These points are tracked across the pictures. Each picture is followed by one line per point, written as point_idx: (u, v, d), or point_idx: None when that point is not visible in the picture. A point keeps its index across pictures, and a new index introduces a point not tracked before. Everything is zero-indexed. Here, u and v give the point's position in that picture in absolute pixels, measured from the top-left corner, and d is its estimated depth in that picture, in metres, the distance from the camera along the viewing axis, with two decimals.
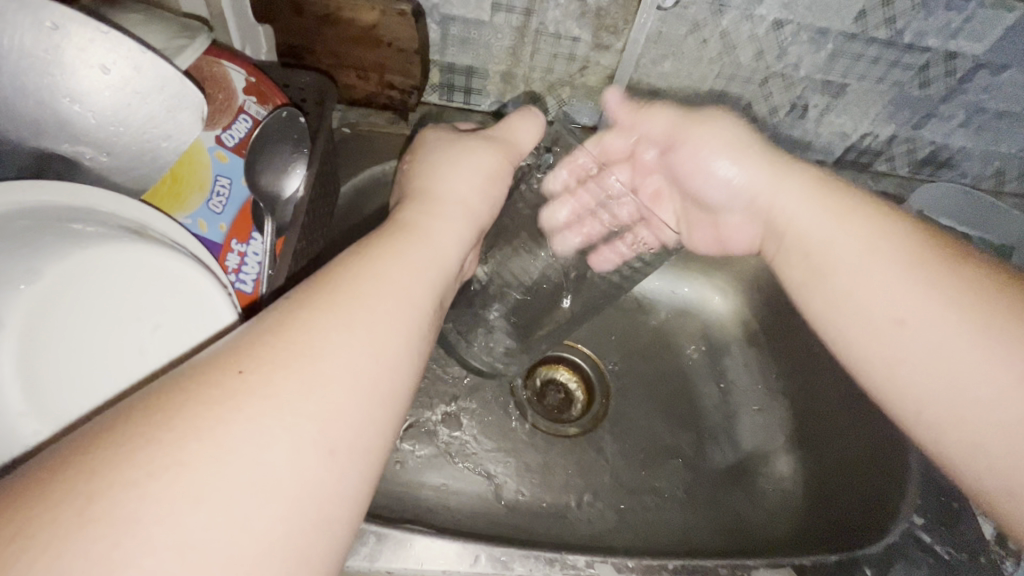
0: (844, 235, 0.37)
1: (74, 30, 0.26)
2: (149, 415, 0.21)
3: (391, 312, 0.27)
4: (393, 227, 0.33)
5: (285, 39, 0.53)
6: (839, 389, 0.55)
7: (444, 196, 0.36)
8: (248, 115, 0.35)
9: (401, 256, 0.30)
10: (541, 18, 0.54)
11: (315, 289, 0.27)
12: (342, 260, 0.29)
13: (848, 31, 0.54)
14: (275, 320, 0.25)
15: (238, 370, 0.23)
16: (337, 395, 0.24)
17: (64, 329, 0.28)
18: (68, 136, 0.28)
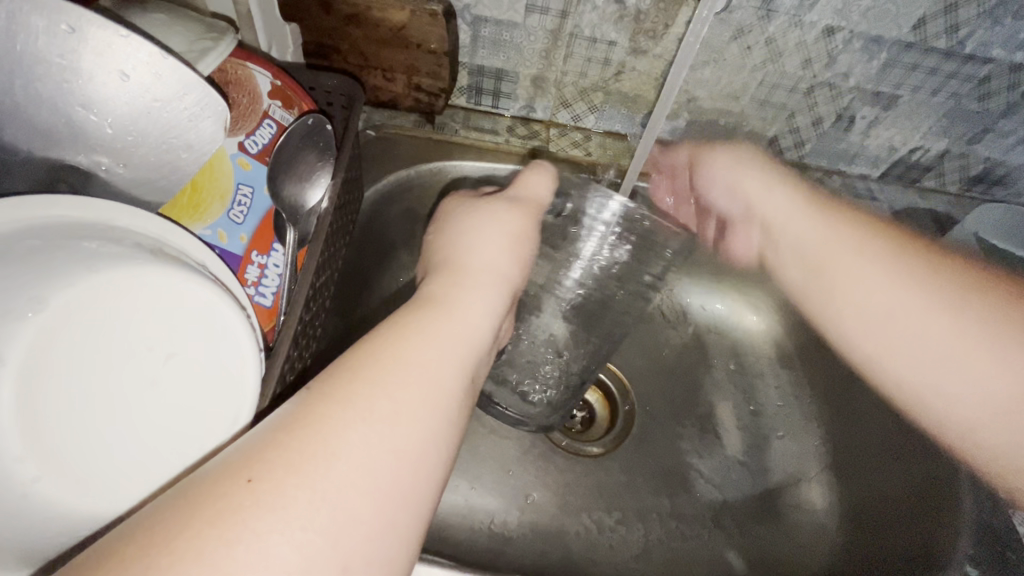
0: (872, 267, 0.48)
1: (92, 33, 0.24)
2: (165, 519, 0.21)
3: (412, 395, 0.26)
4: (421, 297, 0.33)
5: (313, 39, 0.52)
6: (885, 420, 0.52)
7: (467, 260, 0.36)
8: (272, 121, 0.33)
9: (422, 333, 0.29)
10: (576, 21, 0.52)
11: (330, 378, 0.26)
12: (358, 347, 0.28)
13: (904, 39, 0.51)
14: (290, 413, 0.25)
15: (248, 478, 0.22)
16: (353, 486, 0.23)
17: (68, 365, 0.25)
18: (84, 147, 0.27)
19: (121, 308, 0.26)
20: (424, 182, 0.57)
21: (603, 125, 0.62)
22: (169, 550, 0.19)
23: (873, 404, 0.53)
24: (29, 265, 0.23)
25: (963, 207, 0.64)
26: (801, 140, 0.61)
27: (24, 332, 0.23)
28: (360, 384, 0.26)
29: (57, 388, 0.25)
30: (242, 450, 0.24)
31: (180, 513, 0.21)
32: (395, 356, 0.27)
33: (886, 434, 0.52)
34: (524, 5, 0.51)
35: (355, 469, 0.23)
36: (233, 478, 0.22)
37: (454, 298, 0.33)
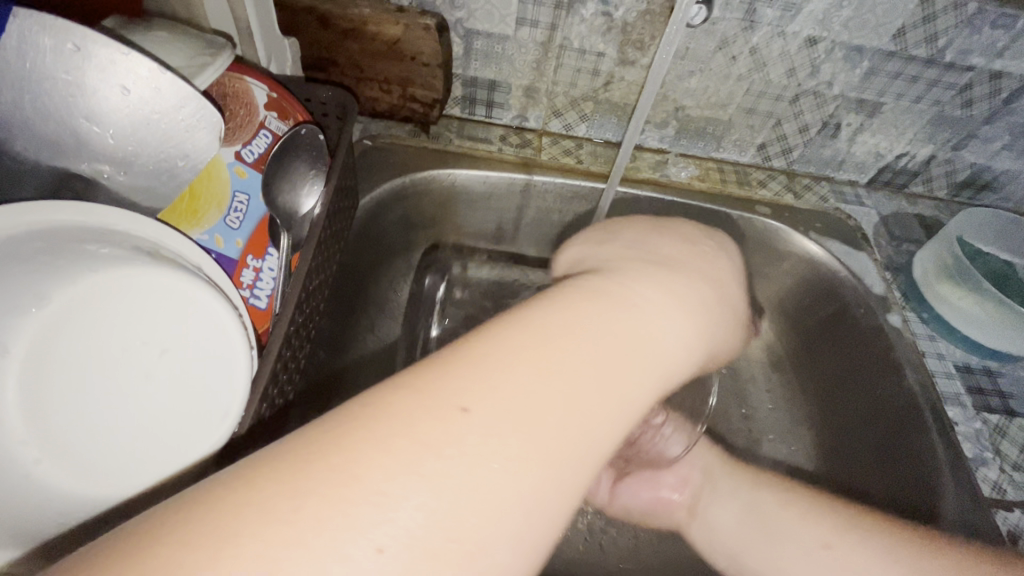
0: (803, 529, 0.44)
1: (95, 51, 0.26)
2: (258, 485, 0.18)
3: (555, 433, 0.22)
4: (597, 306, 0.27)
5: (312, 52, 0.53)
6: (871, 421, 0.53)
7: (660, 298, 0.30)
8: (268, 131, 0.35)
9: (590, 363, 0.25)
10: (565, 33, 0.53)
11: (474, 384, 0.22)
12: (538, 387, 0.23)
13: (885, 48, 0.52)
14: (423, 412, 0.21)
15: (376, 547, 0.17)
16: (472, 524, 0.19)
17: (68, 356, 0.27)
18: (87, 156, 0.28)
19: (120, 305, 0.27)
20: (419, 190, 0.59)
21: (594, 133, 0.63)
22: (233, 519, 0.17)
23: (862, 407, 0.54)
24: (33, 264, 0.25)
25: (950, 212, 0.65)
26: (788, 147, 0.63)
27: (28, 323, 0.26)
28: (508, 409, 0.22)
29: (59, 377, 0.26)
30: (363, 483, 0.19)
31: (266, 486, 0.18)
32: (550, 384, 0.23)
33: (865, 431, 0.53)
34: (514, 19, 0.53)
35: (476, 506, 0.19)
36: (358, 540, 0.17)
37: (634, 327, 0.27)
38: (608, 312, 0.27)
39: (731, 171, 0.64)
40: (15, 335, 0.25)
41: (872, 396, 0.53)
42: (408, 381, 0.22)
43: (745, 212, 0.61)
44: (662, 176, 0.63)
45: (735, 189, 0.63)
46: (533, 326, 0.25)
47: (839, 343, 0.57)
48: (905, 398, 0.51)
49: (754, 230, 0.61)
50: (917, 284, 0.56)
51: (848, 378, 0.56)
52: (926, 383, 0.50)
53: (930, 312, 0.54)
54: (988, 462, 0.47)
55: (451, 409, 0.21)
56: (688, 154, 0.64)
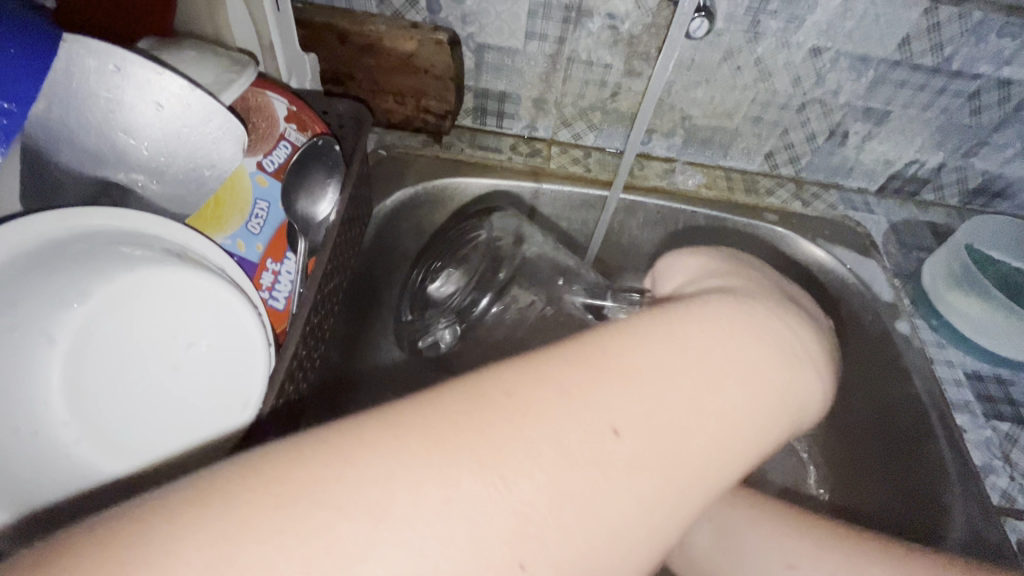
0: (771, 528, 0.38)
1: (134, 71, 0.27)
2: (363, 456, 0.18)
3: (702, 468, 0.21)
4: (767, 337, 0.25)
5: (331, 66, 0.56)
6: (874, 425, 0.53)
7: (816, 348, 0.27)
8: (288, 142, 0.37)
9: (756, 402, 0.23)
10: (573, 46, 0.55)
11: (625, 401, 0.20)
12: (698, 413, 0.21)
13: (890, 57, 0.53)
14: (575, 422, 0.19)
15: (519, 563, 0.18)
16: (594, 541, 0.19)
17: (108, 346, 0.29)
18: (123, 166, 0.30)
19: (153, 302, 0.30)
20: (431, 198, 0.60)
21: (602, 142, 0.65)
22: (323, 494, 0.17)
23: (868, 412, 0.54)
24: (74, 264, 0.27)
25: (962, 218, 0.65)
26: (795, 155, 0.63)
27: (70, 317, 0.28)
28: (660, 435, 0.20)
29: (99, 365, 0.29)
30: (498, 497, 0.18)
31: (369, 461, 0.18)
32: (708, 417, 0.21)
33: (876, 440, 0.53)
34: (524, 33, 0.54)
35: (607, 530, 0.19)
36: (506, 560, 0.17)
37: (799, 373, 0.25)
38: (772, 344, 0.25)
39: (738, 179, 0.65)
40: (58, 327, 0.28)
41: (881, 407, 0.53)
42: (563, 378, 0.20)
43: (752, 220, 0.61)
44: (670, 184, 0.64)
45: (742, 197, 0.63)
46: (699, 344, 0.23)
47: (847, 351, 0.57)
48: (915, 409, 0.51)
49: (761, 237, 0.62)
50: (927, 292, 0.56)
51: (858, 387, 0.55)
52: (935, 392, 0.50)
53: (940, 319, 0.54)
54: (997, 470, 0.47)
55: (604, 429, 0.19)
56: (696, 162, 0.65)
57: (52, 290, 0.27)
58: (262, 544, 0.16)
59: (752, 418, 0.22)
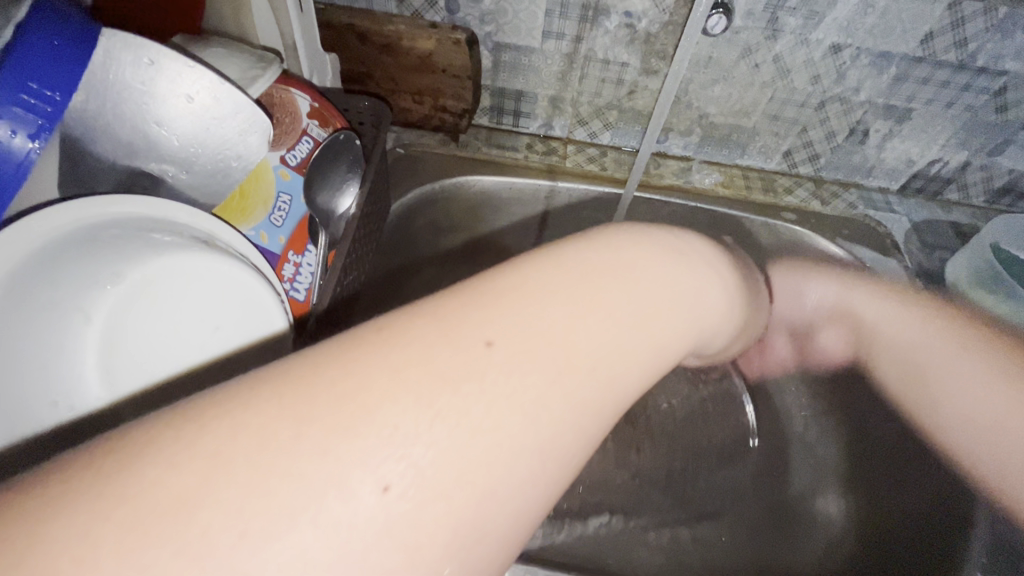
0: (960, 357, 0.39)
1: (167, 64, 0.27)
2: (273, 409, 0.15)
3: (635, 393, 0.20)
4: (679, 259, 0.25)
5: (351, 65, 0.57)
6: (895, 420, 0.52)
7: (724, 272, 0.28)
8: (310, 137, 0.37)
9: (680, 323, 0.22)
10: (590, 44, 0.55)
11: (562, 333, 0.18)
12: (593, 322, 0.19)
13: (912, 54, 0.52)
14: (442, 340, 0.17)
15: (382, 488, 0.15)
16: (477, 460, 0.16)
17: (136, 327, 0.29)
18: (152, 158, 0.29)
19: (180, 285, 0.30)
20: (447, 195, 0.61)
21: (617, 141, 0.65)
22: (149, 451, 0.14)
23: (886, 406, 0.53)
24: (110, 248, 0.28)
25: (987, 219, 0.64)
26: (814, 154, 0.62)
27: (102, 297, 0.28)
28: (604, 364, 0.19)
29: (128, 346, 0.29)
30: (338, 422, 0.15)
31: (281, 405, 0.15)
32: (643, 343, 0.20)
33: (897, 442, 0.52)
34: (541, 32, 0.55)
35: (492, 444, 0.16)
36: (362, 484, 0.14)
37: (710, 294, 0.25)
38: (687, 267, 0.25)
39: (756, 178, 0.65)
40: (90, 307, 0.28)
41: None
42: (484, 310, 0.18)
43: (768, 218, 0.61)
44: (686, 183, 0.64)
45: (760, 196, 0.63)
46: (622, 269, 0.22)
47: None
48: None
49: (778, 235, 0.61)
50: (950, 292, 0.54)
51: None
52: None
53: None
54: None
55: (476, 343, 0.17)
56: (712, 161, 0.65)
57: (89, 270, 0.27)
58: (188, 514, 0.13)
59: (677, 339, 0.22)
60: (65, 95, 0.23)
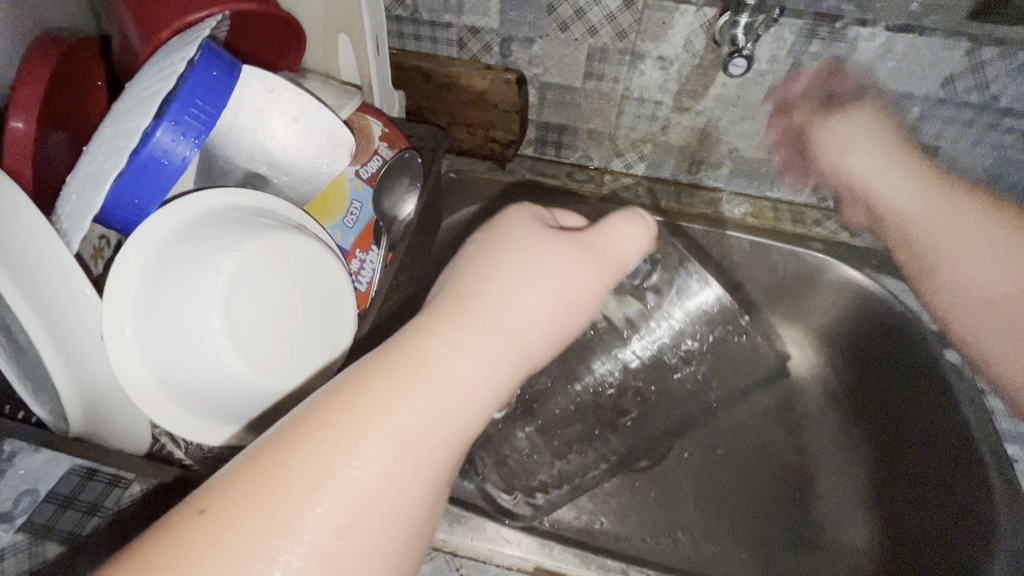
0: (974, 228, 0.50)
1: (284, 93, 0.35)
2: None
3: (385, 496, 0.22)
4: (406, 349, 0.25)
5: (415, 101, 0.66)
6: (925, 444, 0.53)
7: (482, 316, 0.27)
8: (380, 156, 0.45)
9: (411, 416, 0.23)
10: (627, 85, 0.61)
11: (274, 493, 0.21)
12: (300, 455, 0.21)
13: (935, 95, 0.55)
14: (172, 520, 0.20)
15: None
16: None
17: (247, 291, 0.30)
18: (262, 162, 0.36)
19: (283, 257, 0.32)
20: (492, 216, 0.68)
21: (651, 171, 0.70)
22: None
23: (915, 433, 0.54)
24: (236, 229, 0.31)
25: None
26: None
27: (222, 257, 0.30)
28: (317, 492, 0.21)
29: (237, 308, 0.30)
30: None
31: None
32: (369, 464, 0.22)
33: (926, 487, 0.51)
34: (583, 74, 0.62)
35: None
36: None
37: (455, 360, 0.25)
38: (423, 349, 0.25)
39: (786, 209, 0.67)
40: (218, 265, 0.30)
41: (922, 457, 0.53)
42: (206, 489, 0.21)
43: (797, 248, 0.63)
44: (716, 211, 0.67)
45: (790, 226, 0.65)
46: (343, 387, 0.23)
47: (890, 378, 0.58)
48: (961, 445, 0.50)
49: (804, 264, 0.64)
50: None
51: (903, 425, 0.56)
52: (982, 414, 0.49)
53: None
54: None
55: (194, 511, 0.20)
56: (742, 192, 0.69)
57: (219, 239, 0.30)
58: None
59: (421, 433, 0.23)
60: (213, 110, 0.30)
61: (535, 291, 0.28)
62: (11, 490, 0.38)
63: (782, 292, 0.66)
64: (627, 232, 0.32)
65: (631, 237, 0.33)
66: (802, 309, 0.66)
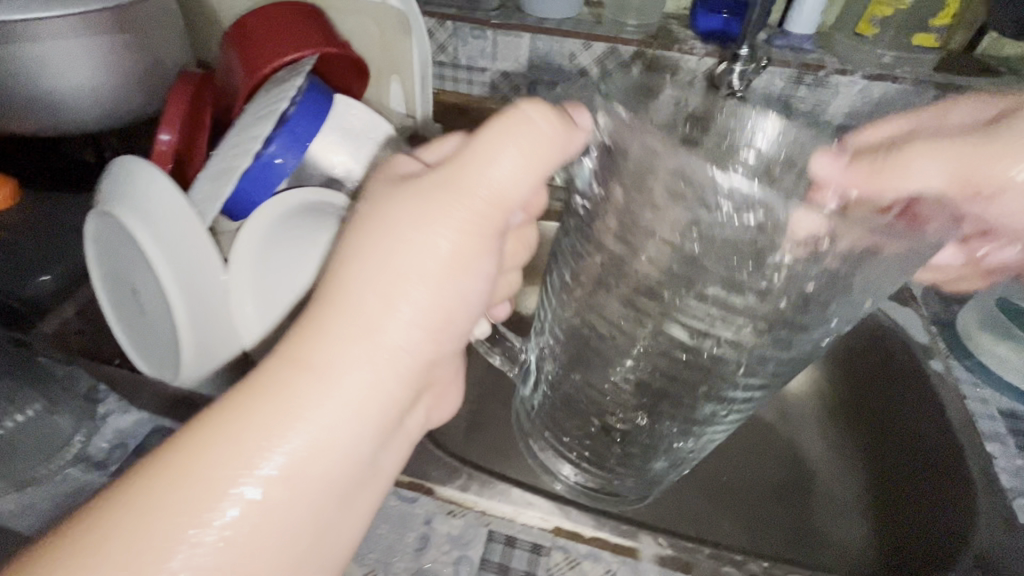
0: None
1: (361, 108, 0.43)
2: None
3: (248, 506, 0.26)
4: (285, 358, 0.28)
5: None
6: (910, 439, 0.57)
7: (357, 314, 0.28)
8: None
9: (305, 403, 0.27)
10: None
11: (201, 483, 0.26)
12: (175, 460, 0.26)
13: None
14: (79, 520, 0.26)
15: None
16: None
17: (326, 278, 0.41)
18: None
19: None
20: None
21: None
22: None
23: (901, 431, 0.59)
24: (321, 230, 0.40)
25: None
26: None
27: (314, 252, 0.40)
28: (188, 500, 0.25)
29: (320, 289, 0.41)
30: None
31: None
32: (275, 450, 0.26)
33: (911, 490, 0.55)
34: None
35: None
36: None
37: (331, 358, 0.28)
38: (291, 372, 0.27)
39: None
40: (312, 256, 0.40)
41: (906, 459, 0.57)
42: (120, 497, 0.25)
43: None
44: None
45: None
46: (226, 406, 0.27)
47: (873, 385, 0.64)
48: (939, 444, 0.54)
49: None
50: (959, 335, 0.62)
51: (896, 424, 0.60)
52: (960, 411, 0.55)
53: (974, 361, 0.60)
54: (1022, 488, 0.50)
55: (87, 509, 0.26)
56: None
57: (309, 237, 0.40)
58: None
59: (321, 417, 0.27)
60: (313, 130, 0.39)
61: (402, 276, 0.29)
62: (103, 442, 0.44)
63: None
64: (505, 165, 0.29)
65: (507, 169, 0.29)
66: None
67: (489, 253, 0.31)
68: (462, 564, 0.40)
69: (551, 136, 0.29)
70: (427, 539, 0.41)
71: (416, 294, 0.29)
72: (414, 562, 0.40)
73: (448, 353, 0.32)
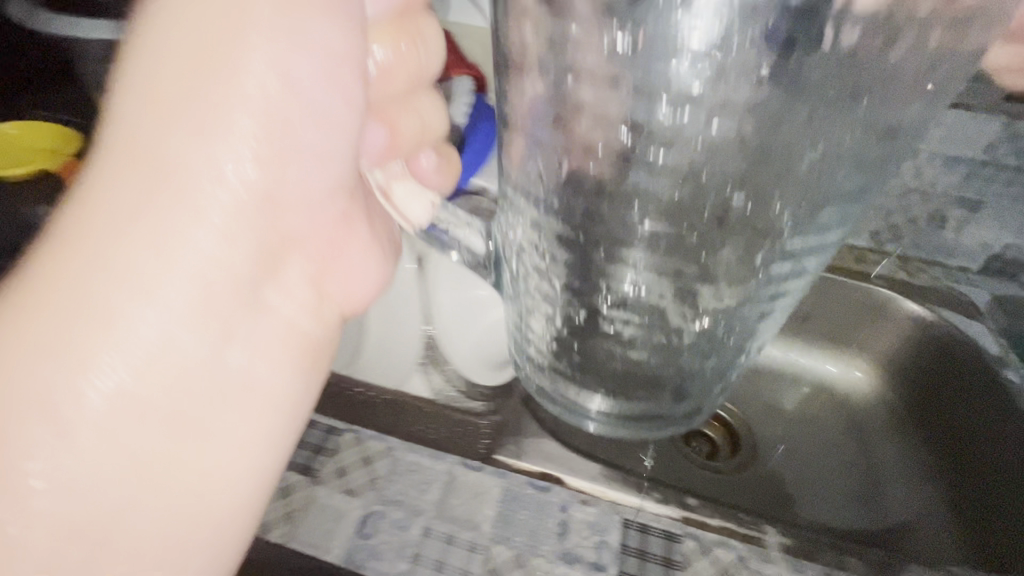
0: None
1: None
2: None
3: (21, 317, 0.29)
4: (109, 147, 0.29)
5: None
6: (996, 445, 0.62)
7: (205, 95, 0.29)
8: None
9: (163, 211, 0.30)
10: None
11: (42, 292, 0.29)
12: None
13: (978, 157, 0.66)
14: None
15: None
16: None
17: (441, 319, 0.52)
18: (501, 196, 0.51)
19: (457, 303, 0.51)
20: None
21: None
22: None
23: (984, 437, 0.63)
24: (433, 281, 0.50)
25: None
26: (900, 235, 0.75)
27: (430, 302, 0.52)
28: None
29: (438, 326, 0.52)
30: None
31: None
32: (154, 266, 0.30)
33: (1000, 494, 0.60)
34: None
35: None
36: None
37: (167, 147, 0.29)
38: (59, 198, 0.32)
39: (848, 252, 0.77)
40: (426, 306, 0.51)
41: (991, 463, 0.62)
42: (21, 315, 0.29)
43: (868, 283, 0.73)
44: None
45: (852, 267, 0.76)
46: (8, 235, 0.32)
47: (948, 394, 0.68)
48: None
49: (867, 298, 0.73)
50: None
51: (964, 423, 0.66)
52: None
53: None
54: None
55: None
56: None
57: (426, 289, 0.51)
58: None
59: (197, 236, 0.31)
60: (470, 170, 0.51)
61: (225, 103, 0.30)
62: None
63: (848, 321, 0.75)
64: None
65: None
66: (864, 340, 0.75)
67: (333, 18, 0.30)
68: (603, 548, 0.42)
69: (407, 59, 0.35)
70: (566, 525, 0.43)
71: (252, 47, 0.29)
72: (559, 545, 0.42)
73: (297, 176, 0.34)
